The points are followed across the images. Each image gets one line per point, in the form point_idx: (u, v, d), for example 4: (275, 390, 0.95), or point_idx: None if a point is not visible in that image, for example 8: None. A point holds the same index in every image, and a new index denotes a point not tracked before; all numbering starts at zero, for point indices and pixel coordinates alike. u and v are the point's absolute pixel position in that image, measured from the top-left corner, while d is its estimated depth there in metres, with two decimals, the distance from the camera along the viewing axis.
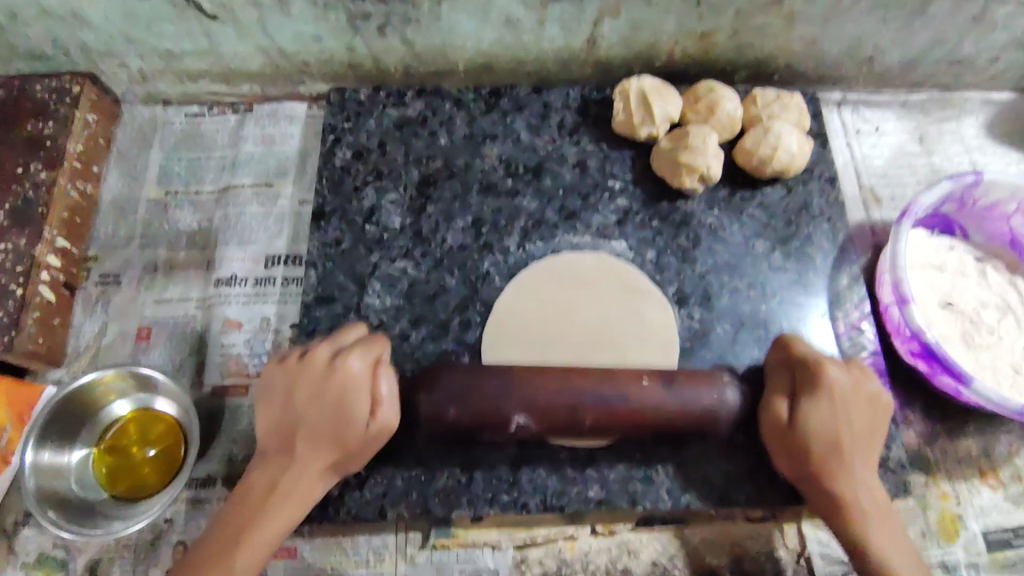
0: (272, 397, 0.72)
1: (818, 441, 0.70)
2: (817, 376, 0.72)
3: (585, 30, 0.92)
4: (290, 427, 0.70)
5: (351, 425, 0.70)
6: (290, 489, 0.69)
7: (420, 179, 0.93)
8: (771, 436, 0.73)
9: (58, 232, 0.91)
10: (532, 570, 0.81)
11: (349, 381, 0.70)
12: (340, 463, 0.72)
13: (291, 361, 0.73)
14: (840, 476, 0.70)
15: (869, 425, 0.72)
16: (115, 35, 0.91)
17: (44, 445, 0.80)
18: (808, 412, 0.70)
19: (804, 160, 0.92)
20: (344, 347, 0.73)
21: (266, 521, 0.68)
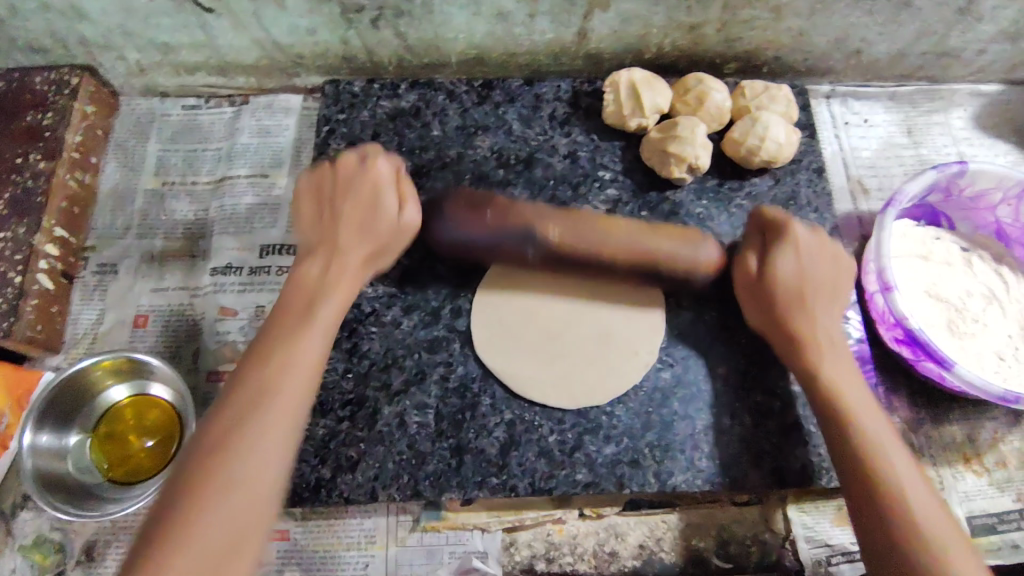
0: (307, 203, 0.79)
1: (785, 275, 0.77)
2: (783, 229, 0.79)
3: (576, 22, 0.93)
4: (327, 223, 0.77)
5: (383, 210, 0.78)
6: (328, 276, 0.74)
7: (413, 170, 0.95)
8: (744, 288, 0.80)
9: (56, 221, 0.92)
10: (521, 552, 0.83)
11: (375, 203, 0.78)
12: (370, 264, 0.78)
13: (323, 171, 0.80)
14: (802, 314, 0.76)
15: (829, 270, 0.78)
16: (113, 28, 0.93)
17: (43, 428, 0.81)
18: (774, 257, 0.78)
19: (792, 150, 0.93)
20: (369, 151, 0.82)
21: (304, 344, 0.68)
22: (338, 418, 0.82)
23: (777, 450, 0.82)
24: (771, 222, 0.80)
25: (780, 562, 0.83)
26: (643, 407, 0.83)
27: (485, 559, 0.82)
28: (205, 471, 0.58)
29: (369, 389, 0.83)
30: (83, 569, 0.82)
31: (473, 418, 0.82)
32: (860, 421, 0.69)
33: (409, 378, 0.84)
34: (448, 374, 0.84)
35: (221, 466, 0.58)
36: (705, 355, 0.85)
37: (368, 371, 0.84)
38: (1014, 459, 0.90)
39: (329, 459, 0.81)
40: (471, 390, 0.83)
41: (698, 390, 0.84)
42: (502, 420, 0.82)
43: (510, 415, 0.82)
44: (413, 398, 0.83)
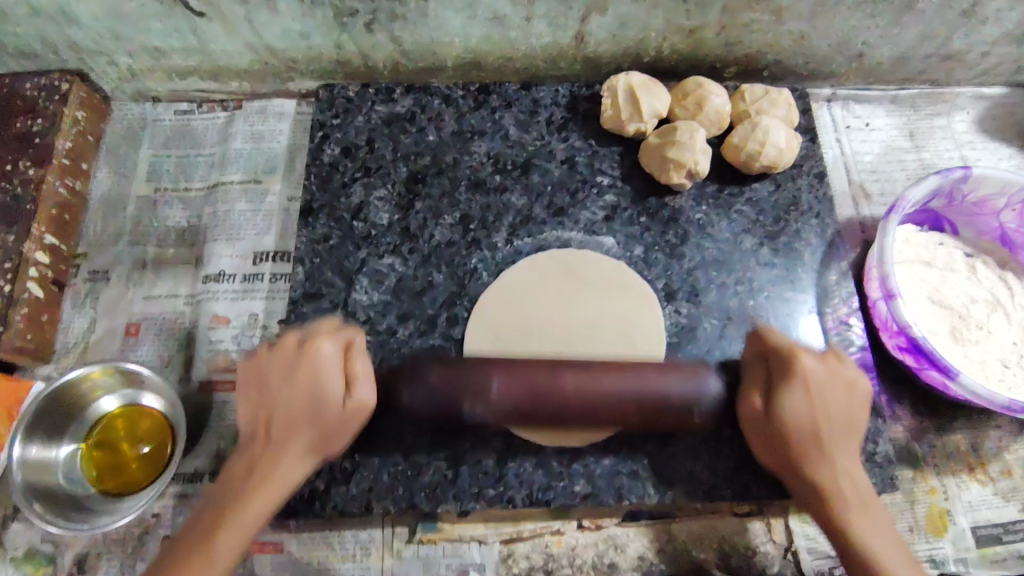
0: (247, 392, 0.73)
1: (796, 417, 0.70)
2: (790, 363, 0.72)
3: (573, 25, 0.92)
4: (264, 423, 0.71)
5: (326, 402, 0.70)
6: (283, 437, 0.69)
7: (409, 176, 0.94)
8: (749, 424, 0.74)
9: (47, 228, 0.91)
10: (519, 564, 0.81)
11: (317, 365, 0.71)
12: (319, 450, 0.71)
13: (262, 354, 0.73)
14: (822, 466, 0.70)
15: (847, 413, 0.72)
16: (103, 32, 0.91)
17: (32, 440, 0.80)
18: (782, 398, 0.71)
19: (793, 155, 0.92)
20: (313, 334, 0.74)
21: (248, 514, 0.66)
22: None
23: None
24: (777, 351, 0.74)
25: (782, 573, 0.82)
26: None
27: (482, 571, 0.81)
28: None
29: None
30: None
31: (470, 429, 0.81)
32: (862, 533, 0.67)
33: None
34: None
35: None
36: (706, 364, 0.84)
37: None
38: (1020, 468, 0.89)
39: (323, 470, 0.79)
40: None
41: None
42: (499, 431, 0.81)
43: (507, 425, 0.81)
44: None
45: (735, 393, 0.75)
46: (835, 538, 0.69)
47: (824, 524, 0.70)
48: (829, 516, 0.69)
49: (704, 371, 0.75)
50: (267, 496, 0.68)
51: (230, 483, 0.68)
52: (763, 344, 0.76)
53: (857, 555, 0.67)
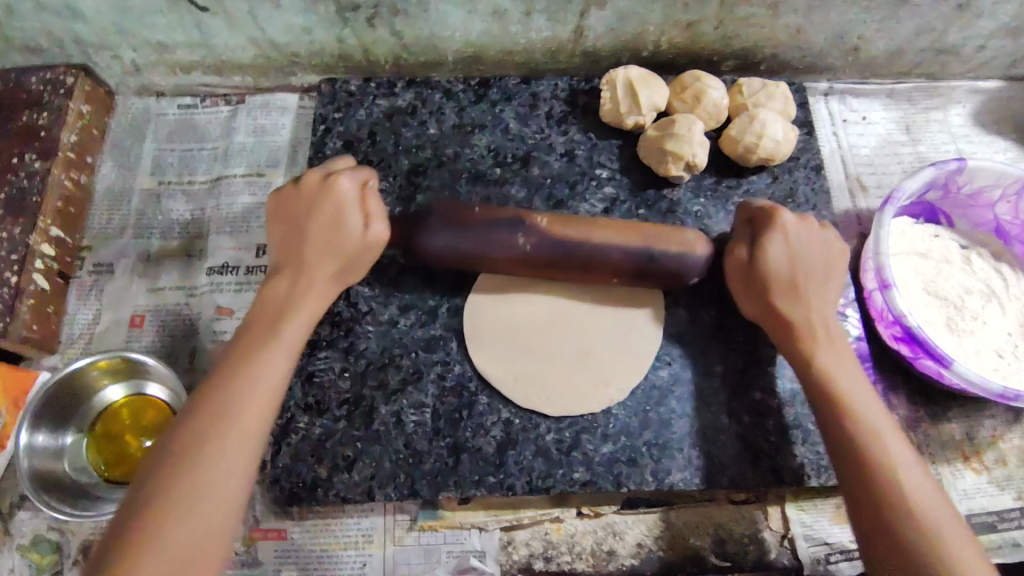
0: (278, 222, 0.77)
1: (779, 268, 0.75)
2: (773, 214, 0.76)
3: (572, 20, 0.93)
4: (295, 247, 0.75)
5: (348, 230, 0.75)
6: (308, 266, 0.74)
7: (409, 168, 0.95)
8: (732, 272, 0.78)
9: (52, 221, 0.92)
10: (519, 551, 0.83)
11: (341, 199, 0.76)
12: (341, 278, 0.76)
13: (286, 189, 0.77)
14: (798, 304, 0.74)
15: (825, 264, 0.77)
16: (108, 27, 0.92)
17: (39, 428, 0.81)
18: (764, 241, 0.75)
19: (789, 147, 0.93)
20: (334, 168, 0.78)
21: (271, 363, 0.68)
22: (334, 418, 0.82)
23: (775, 449, 0.81)
24: (760, 210, 0.78)
25: (778, 560, 0.83)
26: (641, 406, 0.82)
27: (483, 558, 0.82)
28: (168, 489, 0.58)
29: (365, 388, 0.83)
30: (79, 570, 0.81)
31: (470, 418, 0.82)
32: (878, 438, 0.66)
33: (405, 377, 0.83)
34: (446, 373, 0.83)
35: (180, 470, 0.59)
36: (703, 354, 0.85)
37: (365, 371, 0.84)
38: (1013, 457, 0.90)
39: (326, 459, 0.80)
40: (468, 389, 0.83)
41: (697, 387, 0.84)
42: (499, 420, 0.82)
43: (507, 414, 0.82)
44: (410, 398, 0.82)
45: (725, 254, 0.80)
46: (834, 434, 0.68)
47: (834, 442, 0.68)
48: (841, 425, 0.68)
49: (698, 240, 0.79)
50: (294, 325, 0.72)
51: (258, 333, 0.71)
52: (747, 212, 0.80)
53: (866, 471, 0.65)
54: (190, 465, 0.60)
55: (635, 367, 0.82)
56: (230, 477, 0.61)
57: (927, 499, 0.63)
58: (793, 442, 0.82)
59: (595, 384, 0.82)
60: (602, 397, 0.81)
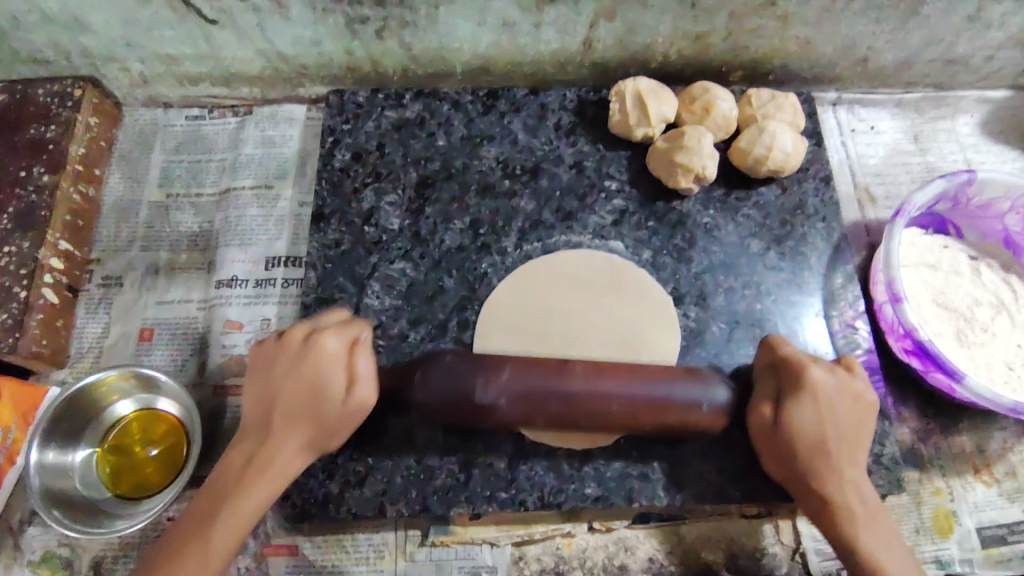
0: (255, 376, 0.73)
1: (807, 433, 0.71)
2: (799, 374, 0.72)
3: (582, 31, 0.93)
4: (263, 415, 0.71)
5: (327, 400, 0.70)
6: (282, 429, 0.70)
7: (418, 181, 0.94)
8: (759, 440, 0.74)
9: (61, 235, 0.91)
10: (530, 566, 0.83)
11: (322, 359, 0.71)
12: (318, 445, 0.72)
13: (269, 343, 0.74)
14: (829, 479, 0.70)
15: (855, 433, 0.72)
16: (116, 40, 0.92)
17: (49, 444, 0.81)
18: (793, 408, 0.71)
19: (799, 160, 0.93)
20: (318, 329, 0.73)
21: (283, 459, 0.70)
22: None
23: None
24: (785, 357, 0.75)
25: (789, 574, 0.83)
26: None
27: (494, 574, 0.82)
28: None
29: None
30: None
31: (481, 432, 0.82)
32: (882, 563, 0.67)
33: None
34: None
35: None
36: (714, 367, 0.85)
37: None
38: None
39: (337, 474, 0.80)
40: None
41: None
42: (510, 434, 0.81)
43: (518, 428, 0.82)
44: None
45: (748, 400, 0.75)
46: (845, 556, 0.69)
47: (841, 556, 0.70)
48: (848, 552, 0.69)
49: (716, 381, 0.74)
50: (287, 458, 0.70)
51: (231, 462, 0.71)
52: (775, 354, 0.76)
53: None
54: (181, 568, 0.65)
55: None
56: None
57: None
58: None
59: (588, 425, 0.81)
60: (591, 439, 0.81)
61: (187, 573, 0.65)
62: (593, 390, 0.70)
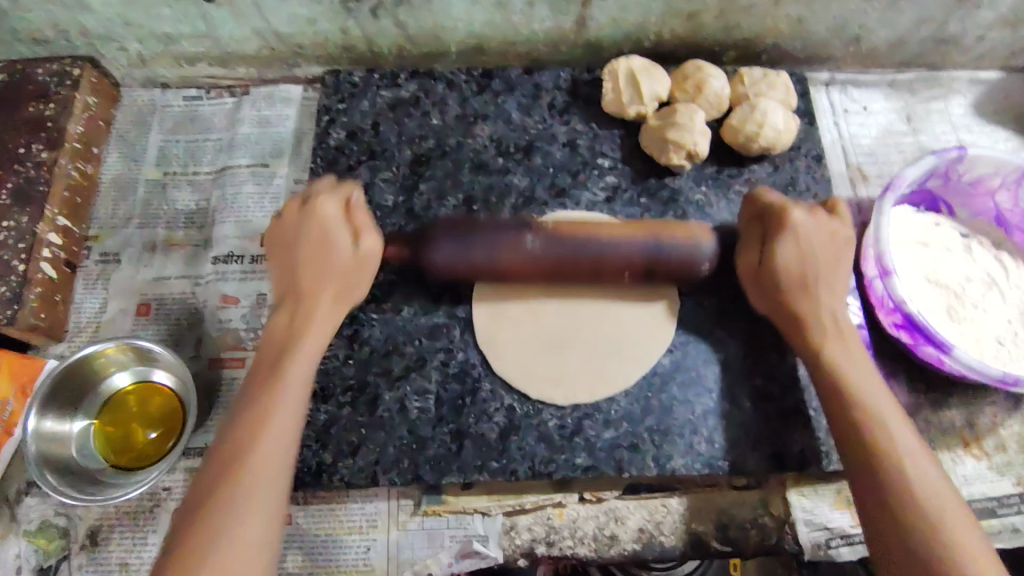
0: (276, 258, 0.78)
1: (790, 269, 0.76)
2: (780, 217, 0.77)
3: (574, 10, 0.94)
4: (288, 280, 0.77)
5: (338, 250, 0.77)
6: (310, 286, 0.76)
7: (412, 159, 0.95)
8: (746, 278, 0.80)
9: (59, 210, 0.93)
10: (521, 536, 0.83)
11: (325, 219, 0.78)
12: (342, 300, 0.77)
13: (274, 225, 0.79)
14: (806, 300, 0.76)
15: (831, 253, 0.77)
16: (114, 19, 0.93)
17: (47, 414, 0.82)
18: (774, 246, 0.77)
19: (790, 137, 0.93)
20: (314, 191, 0.80)
21: (315, 323, 0.75)
22: (339, 404, 0.83)
23: (776, 434, 0.82)
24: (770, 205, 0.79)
25: (779, 545, 0.83)
26: (643, 392, 0.83)
27: (486, 543, 0.82)
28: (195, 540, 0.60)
29: (369, 375, 0.84)
30: (86, 554, 0.82)
31: (473, 404, 0.82)
32: (870, 408, 0.69)
33: (409, 364, 0.84)
34: (449, 360, 0.84)
35: (253, 455, 0.65)
36: (704, 341, 0.86)
37: (370, 357, 0.85)
38: (1014, 443, 0.90)
39: (331, 444, 0.81)
40: (472, 375, 0.84)
41: (696, 373, 0.84)
42: (502, 406, 0.82)
43: (510, 400, 0.83)
44: (414, 384, 0.83)
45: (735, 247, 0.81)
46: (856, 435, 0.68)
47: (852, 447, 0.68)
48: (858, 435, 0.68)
49: (704, 234, 0.80)
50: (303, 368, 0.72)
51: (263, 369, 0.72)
52: (756, 205, 0.81)
53: (875, 473, 0.65)
54: (267, 435, 0.66)
55: (591, 391, 0.82)
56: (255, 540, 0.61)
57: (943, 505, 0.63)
58: (793, 429, 0.82)
59: (548, 379, 0.82)
60: (545, 391, 0.82)
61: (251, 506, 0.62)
62: (594, 248, 0.79)
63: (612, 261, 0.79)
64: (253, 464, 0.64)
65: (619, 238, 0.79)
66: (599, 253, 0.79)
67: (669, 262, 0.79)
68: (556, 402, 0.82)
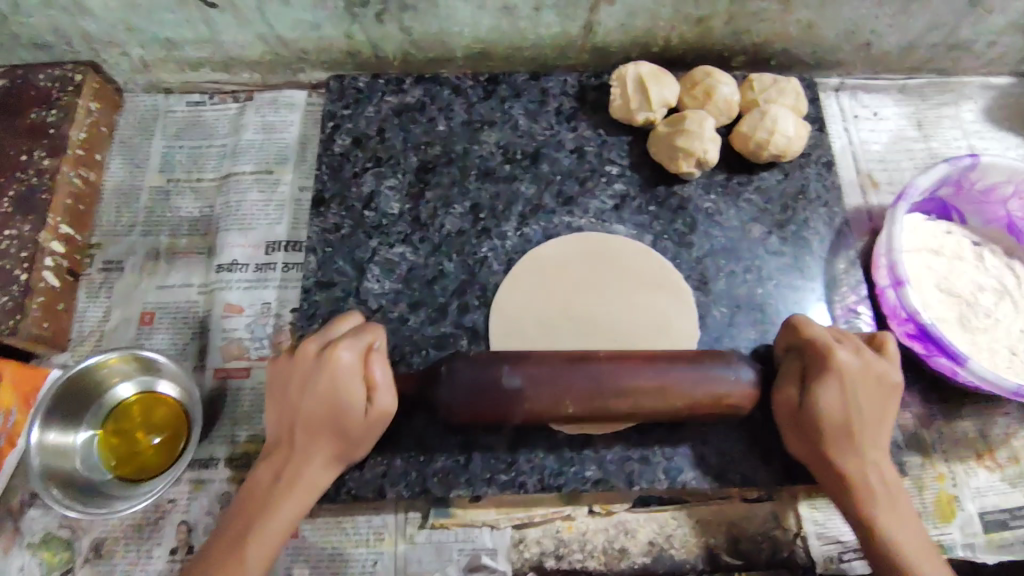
0: (277, 385, 0.71)
1: (829, 417, 0.69)
2: (823, 360, 0.70)
3: (582, 15, 0.92)
4: (286, 427, 0.70)
5: (347, 412, 0.69)
6: (306, 446, 0.69)
7: (418, 166, 0.94)
8: (785, 418, 0.73)
9: (62, 219, 0.92)
10: (530, 549, 0.82)
11: (337, 372, 0.68)
12: (341, 457, 0.71)
13: (285, 359, 0.71)
14: (849, 455, 0.69)
15: (877, 411, 0.70)
16: (116, 24, 0.92)
17: (50, 425, 0.81)
18: (817, 388, 0.69)
19: (801, 144, 0.92)
20: (333, 338, 0.70)
21: (311, 470, 0.69)
22: None
23: (788, 446, 0.81)
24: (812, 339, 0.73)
25: (790, 558, 0.82)
26: None
27: (495, 556, 0.82)
28: None
29: None
30: (91, 567, 0.81)
31: None
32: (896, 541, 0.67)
33: (416, 374, 0.83)
34: None
35: None
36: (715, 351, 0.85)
37: None
38: None
39: None
40: None
41: None
42: None
43: None
44: None
45: (771, 382, 0.73)
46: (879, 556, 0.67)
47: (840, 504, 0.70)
48: (856, 517, 0.69)
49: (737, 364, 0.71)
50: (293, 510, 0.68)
51: (255, 495, 0.68)
52: (798, 335, 0.74)
53: None
54: (233, 571, 0.65)
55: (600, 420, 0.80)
56: None
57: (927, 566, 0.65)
58: None
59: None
60: None
61: None
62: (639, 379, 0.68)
63: (646, 410, 0.69)
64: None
65: (663, 371, 0.69)
66: (635, 398, 0.68)
67: (707, 402, 0.69)
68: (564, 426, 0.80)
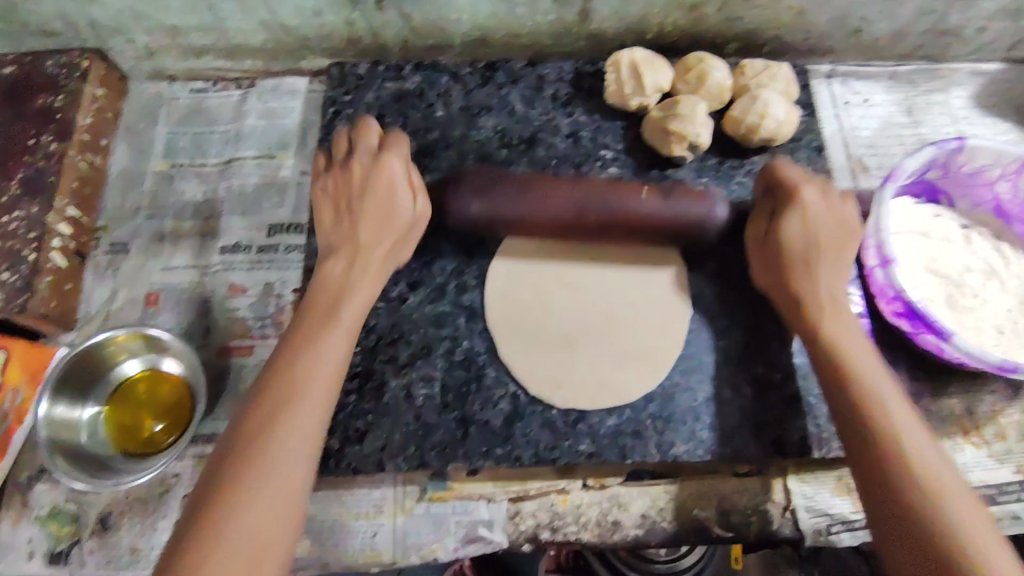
0: (324, 207, 0.80)
1: (791, 242, 0.77)
2: (790, 193, 0.79)
3: (577, 2, 0.94)
4: (347, 228, 0.78)
5: (398, 212, 0.79)
6: (361, 266, 0.76)
7: (417, 150, 0.96)
8: (753, 247, 0.82)
9: (69, 201, 0.94)
10: (526, 522, 0.84)
11: (391, 182, 0.79)
12: (384, 270, 0.79)
13: (336, 172, 0.81)
14: (805, 279, 0.76)
15: (836, 237, 0.78)
16: (122, 12, 0.94)
17: (59, 399, 0.83)
18: (784, 220, 0.78)
19: (792, 128, 0.94)
20: (388, 147, 0.82)
21: (353, 292, 0.75)
22: (345, 391, 0.84)
23: (777, 421, 0.83)
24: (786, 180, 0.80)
25: (780, 530, 0.84)
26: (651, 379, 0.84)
27: (491, 527, 0.84)
28: (216, 499, 0.59)
29: (376, 361, 0.85)
30: (97, 539, 0.83)
31: (478, 391, 0.84)
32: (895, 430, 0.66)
33: (415, 352, 0.85)
34: (454, 347, 0.86)
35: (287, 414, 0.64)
36: (706, 329, 0.87)
37: (375, 345, 0.86)
38: (1013, 431, 0.91)
39: (337, 431, 0.82)
40: (476, 363, 0.85)
41: (699, 361, 0.85)
42: (507, 393, 0.83)
43: (514, 387, 0.84)
44: (419, 371, 0.84)
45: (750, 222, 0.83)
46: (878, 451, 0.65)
47: (854, 429, 0.68)
48: (847, 403, 0.69)
49: (709, 198, 0.83)
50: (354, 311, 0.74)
51: (311, 322, 0.72)
52: (770, 180, 0.82)
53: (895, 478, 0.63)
54: (285, 423, 0.64)
55: (592, 397, 0.82)
56: (276, 498, 0.60)
57: (952, 493, 0.62)
58: (794, 416, 0.83)
59: (550, 379, 0.83)
60: (545, 390, 0.83)
61: (273, 483, 0.61)
62: (608, 210, 0.80)
63: (620, 227, 0.81)
64: (300, 403, 0.65)
65: (633, 199, 0.81)
66: (607, 224, 0.81)
67: (678, 223, 0.81)
68: (555, 404, 0.82)
